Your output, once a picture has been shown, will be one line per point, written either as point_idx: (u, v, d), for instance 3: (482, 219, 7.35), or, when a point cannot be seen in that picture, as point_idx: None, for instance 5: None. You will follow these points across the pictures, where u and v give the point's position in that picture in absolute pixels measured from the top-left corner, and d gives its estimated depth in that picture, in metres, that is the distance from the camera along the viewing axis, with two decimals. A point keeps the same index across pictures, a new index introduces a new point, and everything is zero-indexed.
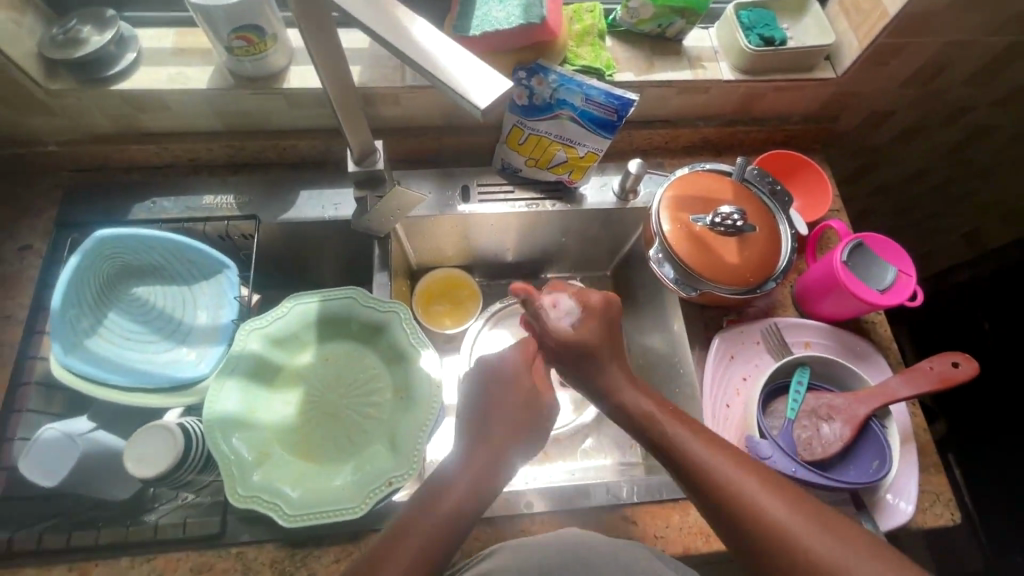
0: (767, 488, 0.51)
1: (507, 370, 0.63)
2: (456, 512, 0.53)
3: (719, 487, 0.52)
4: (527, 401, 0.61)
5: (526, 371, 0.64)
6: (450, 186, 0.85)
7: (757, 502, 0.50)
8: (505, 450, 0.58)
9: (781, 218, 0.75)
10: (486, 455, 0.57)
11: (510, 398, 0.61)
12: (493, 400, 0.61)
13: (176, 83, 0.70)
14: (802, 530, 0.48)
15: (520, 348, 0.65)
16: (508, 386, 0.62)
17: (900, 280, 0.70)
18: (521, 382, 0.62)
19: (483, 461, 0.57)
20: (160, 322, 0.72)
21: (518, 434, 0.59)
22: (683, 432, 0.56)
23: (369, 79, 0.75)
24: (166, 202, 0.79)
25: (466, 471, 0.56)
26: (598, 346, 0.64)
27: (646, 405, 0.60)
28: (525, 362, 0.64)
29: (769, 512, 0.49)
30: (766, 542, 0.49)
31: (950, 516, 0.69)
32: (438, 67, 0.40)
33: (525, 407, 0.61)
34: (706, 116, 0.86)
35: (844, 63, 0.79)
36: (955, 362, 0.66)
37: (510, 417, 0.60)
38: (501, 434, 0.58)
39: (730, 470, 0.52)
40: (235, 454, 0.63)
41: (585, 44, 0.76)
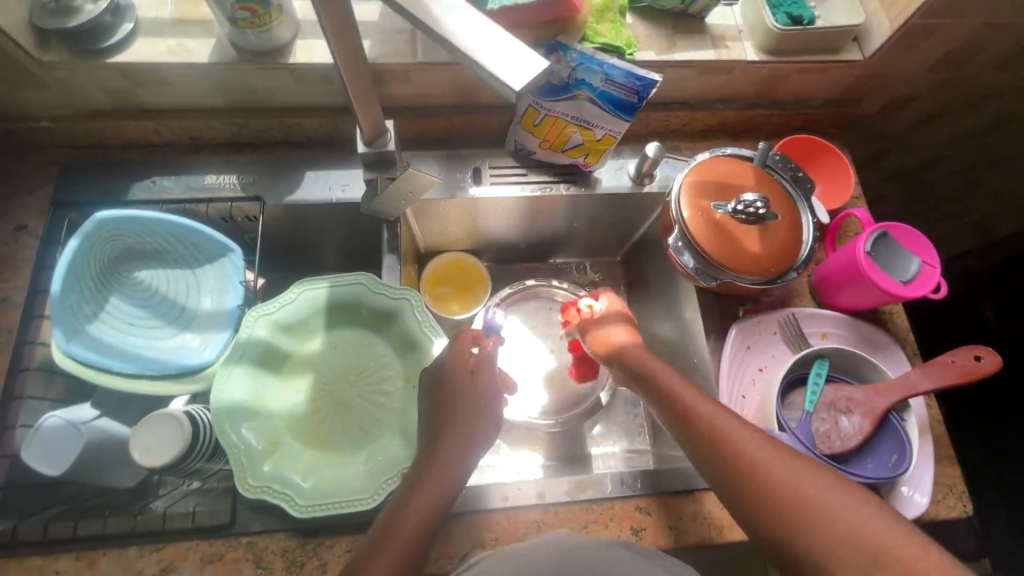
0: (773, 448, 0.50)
1: (439, 366, 0.61)
2: (432, 508, 0.51)
3: (725, 446, 0.52)
4: (475, 394, 0.59)
5: (457, 357, 0.61)
6: (461, 168, 0.82)
7: (761, 458, 0.50)
8: (465, 444, 0.56)
9: (803, 206, 0.73)
10: (449, 447, 0.55)
11: (454, 390, 0.59)
12: (443, 393, 0.59)
13: (177, 56, 0.67)
14: (808, 484, 0.47)
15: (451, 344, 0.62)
16: (451, 375, 0.60)
17: (924, 272, 0.68)
18: (460, 375, 0.60)
19: (446, 450, 0.55)
20: (163, 307, 0.70)
21: (471, 420, 0.58)
22: (694, 398, 0.57)
23: (380, 55, 0.71)
24: (166, 181, 0.76)
25: (432, 463, 0.54)
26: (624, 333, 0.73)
27: (664, 378, 0.61)
28: (456, 356, 0.61)
29: (774, 467, 0.49)
30: (761, 498, 0.48)
31: (962, 508, 0.69)
32: (470, 45, 0.38)
33: (471, 398, 0.59)
34: (727, 98, 0.83)
35: (873, 44, 0.76)
36: (978, 356, 0.65)
37: (466, 412, 0.58)
38: (457, 424, 0.57)
39: (721, 420, 0.54)
40: (244, 444, 0.62)
41: (605, 20, 0.73)
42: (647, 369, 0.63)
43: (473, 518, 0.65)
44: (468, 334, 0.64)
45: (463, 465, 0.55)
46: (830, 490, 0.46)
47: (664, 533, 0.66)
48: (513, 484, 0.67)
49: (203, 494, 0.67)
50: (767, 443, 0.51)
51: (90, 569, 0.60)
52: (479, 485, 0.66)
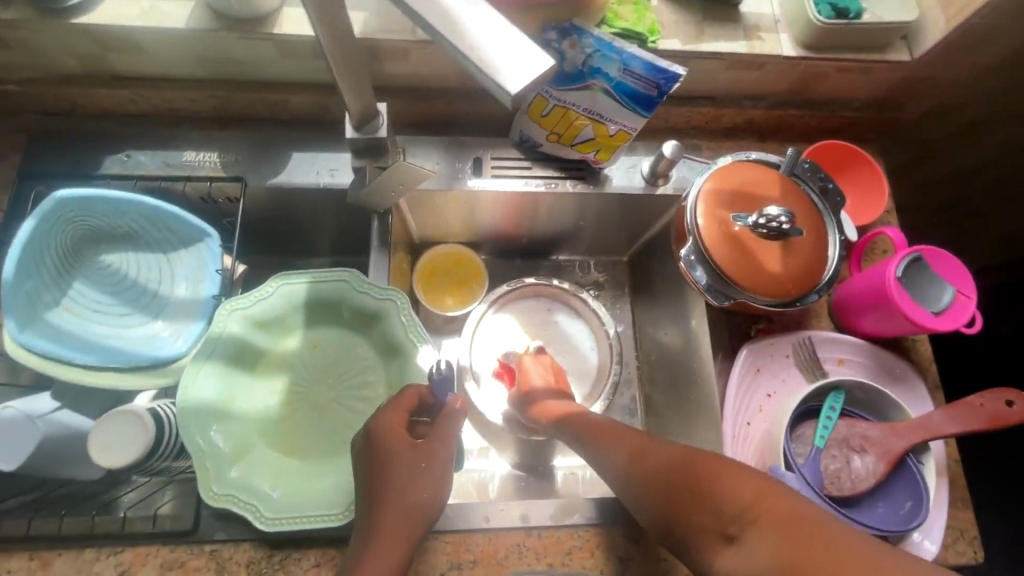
0: (666, 448, 0.49)
1: (368, 436, 0.53)
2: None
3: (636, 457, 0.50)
4: (408, 467, 0.52)
5: (392, 418, 0.54)
6: (461, 158, 0.76)
7: (660, 456, 0.48)
8: (408, 524, 0.50)
9: (830, 221, 0.66)
10: (391, 524, 0.49)
11: (390, 460, 0.52)
12: (376, 464, 0.52)
13: (151, 20, 0.61)
14: (692, 471, 0.44)
15: (389, 408, 0.55)
16: (384, 450, 0.52)
17: (958, 303, 0.62)
18: (396, 449, 0.52)
19: (389, 514, 0.49)
20: (134, 294, 0.66)
21: (411, 497, 0.50)
22: (606, 427, 0.55)
23: (375, 29, 0.64)
24: (141, 156, 0.70)
25: (369, 546, 0.48)
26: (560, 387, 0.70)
27: (589, 428, 0.56)
28: (393, 430, 0.53)
29: (665, 461, 0.47)
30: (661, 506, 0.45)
31: (973, 555, 0.64)
32: (463, 36, 0.32)
33: (408, 470, 0.51)
34: (754, 96, 0.77)
35: (924, 44, 0.68)
36: (1009, 401, 0.59)
37: (402, 486, 0.51)
38: (400, 486, 0.51)
39: (625, 443, 0.52)
40: (211, 448, 0.58)
41: (627, 2, 0.66)
42: (583, 434, 0.56)
43: (450, 536, 0.62)
44: (407, 398, 0.56)
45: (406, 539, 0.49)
46: (708, 472, 0.43)
47: (653, 565, 0.63)
48: (495, 503, 0.63)
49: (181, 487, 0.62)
50: (662, 448, 0.49)
51: (44, 570, 0.57)
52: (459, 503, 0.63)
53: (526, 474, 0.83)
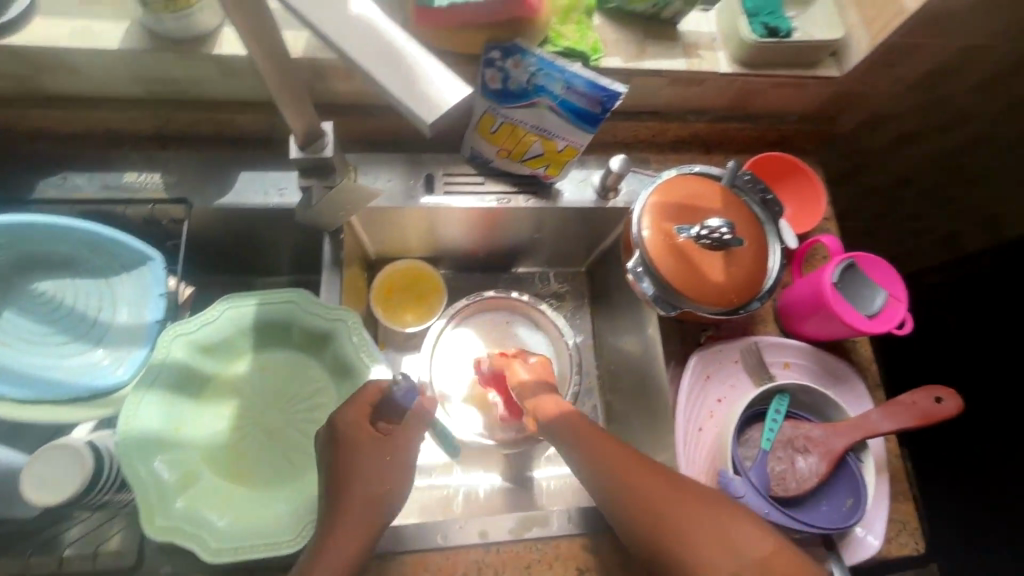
0: (659, 481, 0.52)
1: (332, 430, 0.53)
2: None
3: (627, 477, 0.53)
4: (373, 456, 0.52)
5: (356, 412, 0.54)
6: (414, 175, 0.76)
7: (667, 492, 0.51)
8: (371, 514, 0.50)
9: (771, 230, 0.69)
10: (350, 520, 0.49)
11: (354, 454, 0.51)
12: (338, 456, 0.51)
13: (83, 40, 0.59)
14: (684, 520, 0.49)
15: (352, 403, 0.54)
16: (345, 443, 0.52)
17: (889, 306, 0.65)
18: (358, 442, 0.52)
19: (350, 505, 0.49)
20: (72, 323, 0.64)
21: (375, 487, 0.50)
22: (595, 434, 0.57)
23: (319, 49, 0.64)
24: (78, 178, 0.68)
25: (330, 536, 0.48)
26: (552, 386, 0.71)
27: (579, 432, 0.57)
28: (355, 422, 0.53)
29: (674, 499, 0.50)
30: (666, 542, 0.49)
31: (915, 546, 0.67)
32: (380, 64, 0.33)
33: (373, 462, 0.51)
34: (698, 110, 0.79)
35: (850, 61, 0.72)
36: (938, 397, 0.62)
37: (365, 478, 0.50)
38: (362, 479, 0.50)
39: (625, 466, 0.54)
40: (156, 480, 0.56)
41: (570, 21, 0.68)
42: (575, 434, 0.57)
43: (409, 556, 0.61)
44: (371, 391, 0.55)
45: (369, 528, 0.49)
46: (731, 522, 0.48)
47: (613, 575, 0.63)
48: (454, 521, 0.63)
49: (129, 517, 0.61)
50: (655, 481, 0.52)
51: None
52: (417, 522, 0.62)
53: (490, 488, 0.83)
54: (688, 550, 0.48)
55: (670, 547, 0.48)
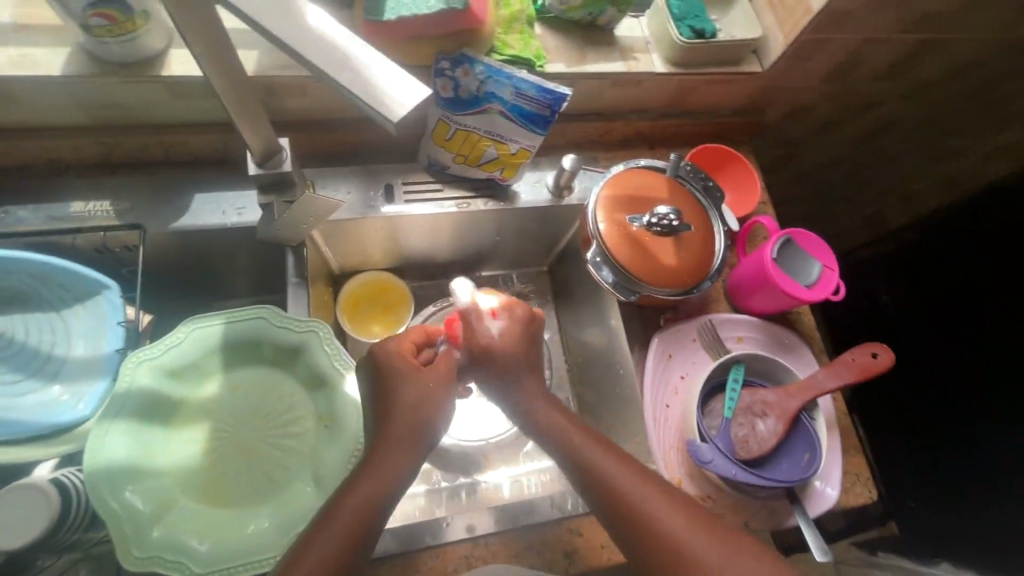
0: (661, 495, 0.53)
1: (374, 359, 0.58)
2: (357, 525, 0.48)
3: (619, 488, 0.53)
4: (417, 385, 0.56)
5: (397, 343, 0.59)
6: (372, 186, 0.78)
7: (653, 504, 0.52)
8: (410, 434, 0.53)
9: (714, 215, 0.74)
10: (394, 434, 0.53)
11: (398, 378, 0.56)
12: (384, 388, 0.56)
13: (19, 68, 0.58)
14: (688, 538, 0.50)
15: (394, 340, 0.60)
16: (394, 367, 0.57)
17: (824, 275, 0.72)
18: (407, 371, 0.56)
19: (395, 424, 0.54)
20: (24, 359, 0.62)
21: (412, 419, 0.54)
22: (592, 445, 0.56)
23: (269, 67, 0.65)
24: (21, 212, 0.66)
25: (366, 471, 0.51)
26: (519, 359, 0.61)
27: (573, 437, 0.57)
28: (403, 348, 0.58)
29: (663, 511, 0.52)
30: (654, 548, 0.50)
31: (868, 493, 0.73)
32: (342, 70, 0.35)
33: (417, 385, 0.56)
34: (639, 109, 0.84)
35: (770, 57, 0.78)
36: (875, 353, 0.68)
37: (408, 404, 0.55)
38: (405, 403, 0.55)
39: (619, 472, 0.54)
40: (128, 510, 0.54)
41: (513, 31, 0.71)
42: (568, 438, 0.57)
43: (399, 559, 0.62)
44: (413, 333, 0.62)
45: (404, 466, 0.52)
46: (723, 545, 0.50)
47: (597, 554, 0.66)
48: (440, 519, 0.64)
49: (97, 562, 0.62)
50: (658, 495, 0.53)
51: None
52: (406, 524, 0.63)
53: (471, 489, 0.83)
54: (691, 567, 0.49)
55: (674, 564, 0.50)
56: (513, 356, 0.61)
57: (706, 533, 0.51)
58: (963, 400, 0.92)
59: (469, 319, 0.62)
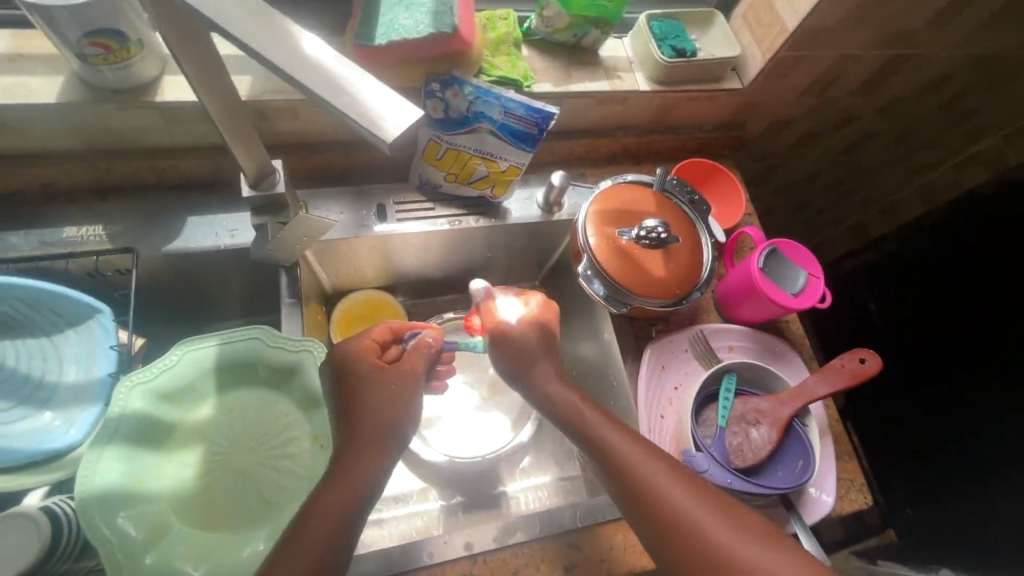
0: (676, 477, 0.54)
1: (334, 358, 0.59)
2: (328, 539, 0.48)
3: (620, 453, 0.56)
4: (382, 390, 0.56)
5: (358, 340, 0.60)
6: (364, 206, 0.79)
7: (651, 468, 0.54)
8: (381, 433, 0.54)
9: (701, 227, 0.75)
10: (367, 430, 0.54)
11: (363, 382, 0.56)
12: (346, 392, 0.56)
13: (13, 97, 0.58)
14: (693, 507, 0.52)
15: (357, 337, 0.60)
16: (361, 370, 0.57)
17: (810, 283, 0.73)
18: (375, 374, 0.57)
19: (369, 425, 0.54)
20: (14, 385, 0.61)
21: (381, 422, 0.54)
22: (613, 429, 0.58)
23: (263, 91, 0.67)
24: (13, 238, 0.66)
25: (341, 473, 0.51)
26: (536, 343, 0.65)
27: (591, 418, 0.59)
28: (365, 350, 0.59)
29: (660, 473, 0.54)
30: (653, 508, 0.52)
31: (863, 499, 0.74)
32: (336, 94, 0.36)
33: (378, 386, 0.56)
34: (625, 126, 0.87)
35: (749, 74, 0.81)
36: (862, 358, 0.69)
37: (372, 407, 0.55)
38: (373, 408, 0.55)
39: (620, 438, 0.57)
40: (120, 536, 0.54)
41: (500, 53, 0.73)
42: (592, 428, 0.58)
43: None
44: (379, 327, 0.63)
45: (378, 466, 0.52)
46: (719, 516, 0.51)
47: (596, 567, 0.65)
48: (438, 537, 0.64)
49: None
50: (674, 477, 0.54)
51: None
52: (404, 544, 0.63)
53: (468, 507, 0.83)
54: (704, 547, 0.50)
55: (688, 543, 0.50)
56: (530, 343, 0.65)
57: (718, 513, 0.52)
58: (948, 396, 0.94)
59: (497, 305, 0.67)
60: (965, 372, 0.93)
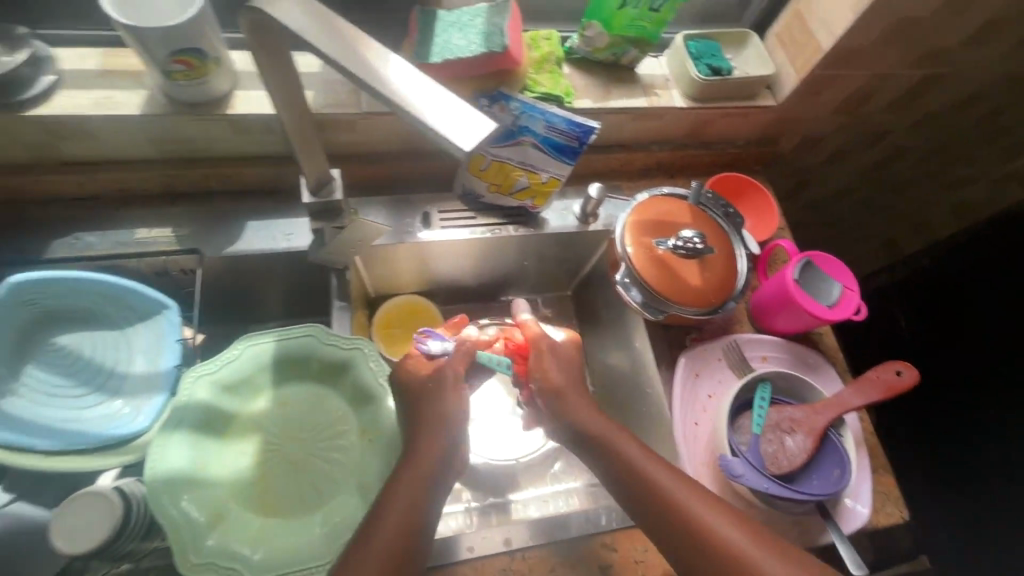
0: (699, 497, 0.56)
1: (401, 376, 0.66)
2: (403, 531, 0.54)
3: (637, 468, 0.59)
4: (445, 403, 0.64)
5: (414, 362, 0.68)
6: (410, 214, 0.83)
7: (666, 481, 0.57)
8: (439, 444, 0.60)
9: (735, 239, 0.77)
10: (428, 439, 0.60)
11: (427, 397, 0.64)
12: (418, 405, 0.64)
13: (103, 109, 0.64)
14: (710, 517, 0.54)
15: (410, 359, 0.68)
16: (434, 390, 0.65)
17: (845, 296, 0.75)
18: (443, 387, 0.65)
19: (429, 435, 0.61)
20: (88, 373, 0.65)
21: (439, 426, 0.62)
22: (638, 452, 0.61)
23: (324, 104, 0.71)
24: (91, 237, 0.71)
25: (406, 475, 0.57)
26: (570, 361, 0.70)
27: (608, 435, 0.63)
28: (440, 367, 0.67)
29: (676, 485, 0.57)
30: (671, 519, 0.55)
31: (899, 514, 0.74)
32: (416, 111, 0.39)
33: (439, 398, 0.64)
34: (660, 141, 0.89)
35: (783, 92, 0.83)
36: (899, 370, 0.70)
37: (438, 416, 0.62)
38: (428, 420, 0.62)
39: (636, 454, 0.60)
40: (186, 519, 0.57)
41: (543, 71, 0.77)
42: (610, 445, 0.62)
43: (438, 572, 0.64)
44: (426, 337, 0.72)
45: (434, 476, 0.58)
46: (738, 528, 0.54)
47: (631, 569, 0.67)
48: (478, 532, 0.66)
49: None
50: (698, 497, 0.56)
51: None
52: (445, 537, 0.65)
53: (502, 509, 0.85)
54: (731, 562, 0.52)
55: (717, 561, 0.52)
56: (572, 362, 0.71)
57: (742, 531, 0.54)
58: None
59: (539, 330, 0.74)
60: (973, 381, 1.13)
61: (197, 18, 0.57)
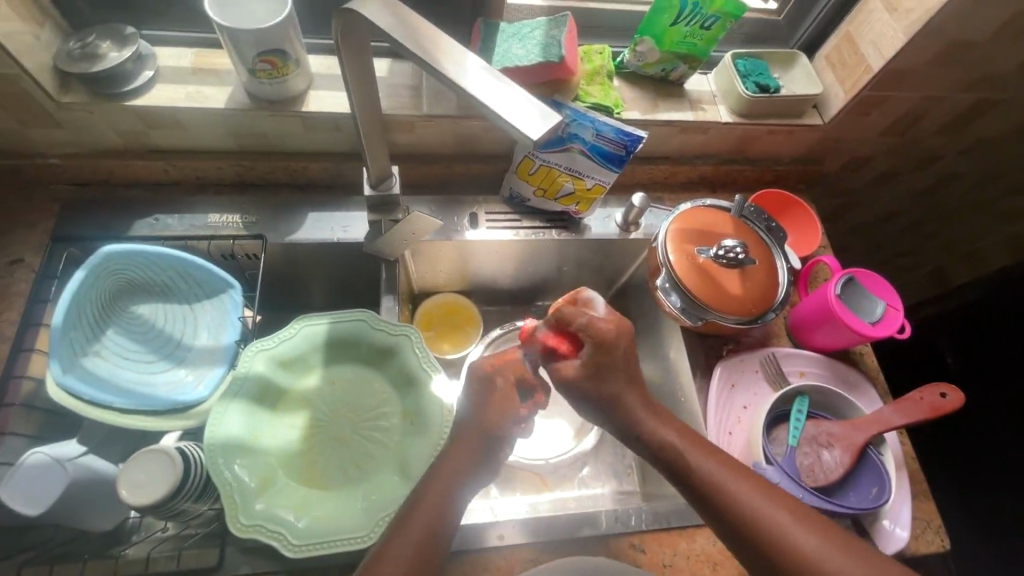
0: (759, 489, 0.53)
1: (473, 369, 0.62)
2: (435, 523, 0.52)
3: (683, 451, 0.55)
4: (502, 407, 0.58)
5: (493, 363, 0.62)
6: (458, 213, 0.87)
7: (707, 471, 0.54)
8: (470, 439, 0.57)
9: (778, 253, 0.78)
10: (459, 438, 0.57)
11: (478, 393, 0.60)
12: (468, 398, 0.60)
13: (194, 102, 0.71)
14: (762, 508, 0.51)
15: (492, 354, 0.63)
16: (480, 389, 0.60)
17: (889, 314, 0.74)
18: (494, 390, 0.59)
19: (462, 430, 0.58)
20: (158, 341, 0.70)
21: (480, 425, 0.57)
22: (691, 445, 0.56)
23: (387, 107, 0.77)
24: (169, 219, 0.78)
25: (441, 470, 0.55)
26: (619, 372, 0.58)
27: (636, 409, 0.58)
28: (496, 366, 0.61)
29: (722, 472, 0.54)
30: (720, 503, 0.52)
31: (940, 543, 0.70)
32: (493, 102, 0.43)
33: (489, 394, 0.59)
34: (703, 155, 0.91)
35: (831, 111, 0.84)
36: (943, 393, 0.69)
37: (487, 414, 0.58)
38: (470, 410, 0.59)
39: (682, 443, 0.56)
40: (238, 482, 0.60)
41: (595, 83, 0.81)
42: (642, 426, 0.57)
43: (465, 557, 0.66)
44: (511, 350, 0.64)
45: (462, 474, 0.55)
46: (790, 521, 0.51)
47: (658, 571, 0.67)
48: (506, 522, 0.67)
49: (182, 540, 0.66)
50: (755, 490, 0.53)
51: None
52: (474, 523, 0.67)
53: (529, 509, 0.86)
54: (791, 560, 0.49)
55: (773, 558, 0.50)
56: (629, 337, 0.59)
57: (804, 527, 0.51)
58: None
59: (554, 309, 0.62)
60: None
61: (285, 23, 0.63)
